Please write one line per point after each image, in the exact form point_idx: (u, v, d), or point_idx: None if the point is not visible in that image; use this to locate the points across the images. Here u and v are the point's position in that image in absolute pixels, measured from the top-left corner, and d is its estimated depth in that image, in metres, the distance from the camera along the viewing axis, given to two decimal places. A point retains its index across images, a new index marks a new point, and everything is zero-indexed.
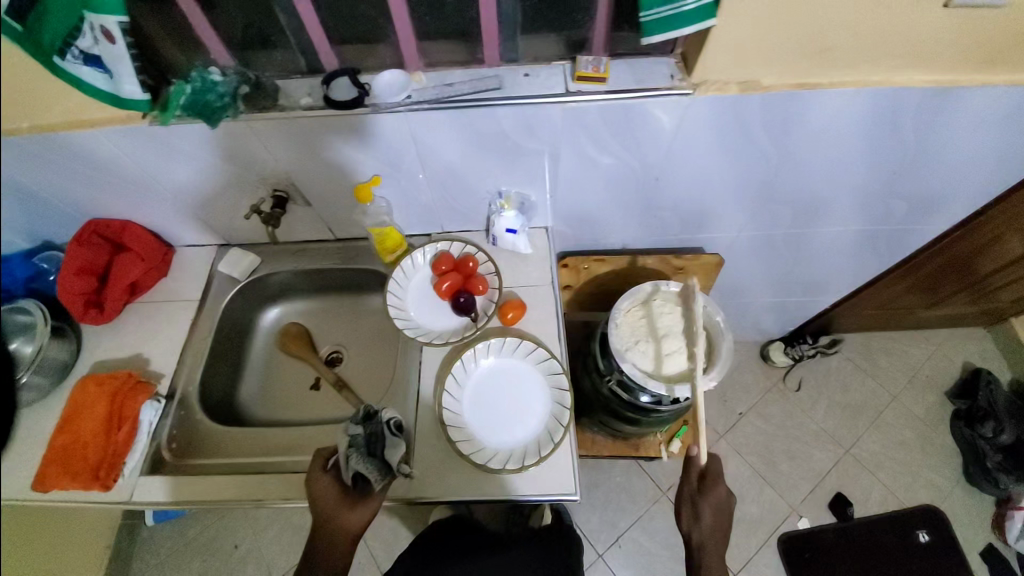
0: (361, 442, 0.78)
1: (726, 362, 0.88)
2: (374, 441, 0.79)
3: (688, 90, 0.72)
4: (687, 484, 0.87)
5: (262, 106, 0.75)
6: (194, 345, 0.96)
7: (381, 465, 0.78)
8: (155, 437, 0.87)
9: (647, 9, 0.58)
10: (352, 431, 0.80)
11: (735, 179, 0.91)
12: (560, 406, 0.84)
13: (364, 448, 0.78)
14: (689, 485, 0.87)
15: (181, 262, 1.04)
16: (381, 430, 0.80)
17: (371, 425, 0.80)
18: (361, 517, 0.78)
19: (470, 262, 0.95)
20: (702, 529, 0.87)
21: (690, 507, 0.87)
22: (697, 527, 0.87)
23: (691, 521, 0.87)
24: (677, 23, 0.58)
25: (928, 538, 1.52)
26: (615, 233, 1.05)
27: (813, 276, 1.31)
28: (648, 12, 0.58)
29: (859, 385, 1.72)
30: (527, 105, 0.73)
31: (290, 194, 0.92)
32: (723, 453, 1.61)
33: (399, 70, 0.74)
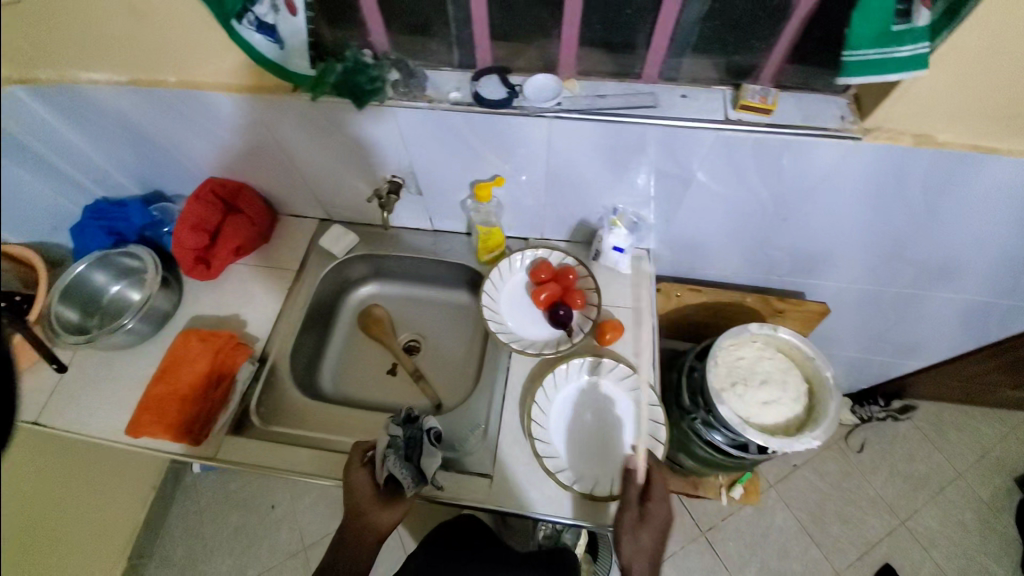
0: (399, 445, 0.77)
1: (832, 422, 0.83)
2: (412, 446, 0.79)
3: (857, 135, 0.68)
4: (626, 507, 0.74)
5: (413, 94, 0.75)
6: (289, 314, 0.97)
7: (417, 473, 0.77)
8: (244, 400, 0.88)
9: (854, 51, 0.62)
10: (391, 432, 0.79)
11: (867, 230, 0.85)
12: (653, 438, 0.81)
13: (401, 452, 0.77)
14: (629, 510, 0.73)
15: (283, 231, 1.06)
16: (420, 437, 0.80)
17: (410, 429, 0.80)
18: (389, 518, 0.77)
19: (571, 274, 0.93)
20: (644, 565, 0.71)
21: (633, 535, 0.72)
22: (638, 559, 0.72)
23: (632, 555, 0.72)
24: (888, 67, 0.60)
25: None
26: (717, 266, 1.02)
27: (908, 339, 1.24)
28: (854, 53, 0.62)
29: (924, 456, 1.63)
30: (680, 128, 0.70)
31: (405, 181, 0.92)
32: (771, 503, 1.55)
33: (551, 76, 0.73)
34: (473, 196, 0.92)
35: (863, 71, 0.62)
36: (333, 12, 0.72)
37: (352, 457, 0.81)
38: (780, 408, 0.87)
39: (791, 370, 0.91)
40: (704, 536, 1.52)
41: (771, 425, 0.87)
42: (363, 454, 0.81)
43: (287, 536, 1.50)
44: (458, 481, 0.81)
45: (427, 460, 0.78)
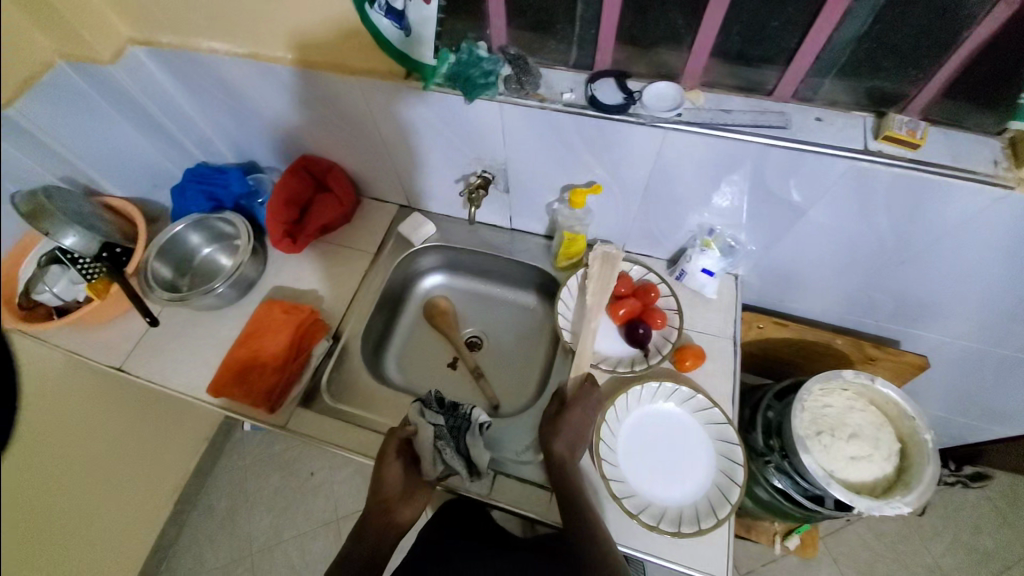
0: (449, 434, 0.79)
1: (928, 490, 0.76)
2: (457, 435, 0.81)
3: (1009, 184, 0.61)
4: (555, 407, 0.83)
5: (522, 91, 0.73)
6: (364, 296, 0.98)
7: (466, 457, 0.79)
8: (317, 375, 0.90)
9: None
10: (432, 421, 0.81)
11: (996, 286, 0.77)
12: (728, 479, 0.77)
13: (451, 442, 0.79)
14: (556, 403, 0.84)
15: (364, 213, 1.07)
16: (466, 425, 0.82)
17: (454, 420, 0.82)
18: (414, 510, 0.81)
19: (652, 291, 0.90)
20: (562, 448, 0.77)
21: (553, 420, 0.81)
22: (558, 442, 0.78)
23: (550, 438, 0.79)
24: None
25: None
26: (808, 301, 0.95)
27: (1005, 406, 1.13)
28: None
29: (994, 531, 1.49)
30: (810, 153, 0.65)
31: (495, 177, 0.91)
32: (817, 554, 1.46)
33: (675, 85, 0.69)
34: (563, 199, 0.89)
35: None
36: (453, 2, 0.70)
37: (387, 443, 0.81)
38: (867, 466, 0.81)
39: (882, 427, 0.84)
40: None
41: (855, 482, 0.81)
42: (396, 447, 0.80)
43: (322, 504, 1.52)
44: (520, 488, 0.80)
45: (473, 445, 0.80)
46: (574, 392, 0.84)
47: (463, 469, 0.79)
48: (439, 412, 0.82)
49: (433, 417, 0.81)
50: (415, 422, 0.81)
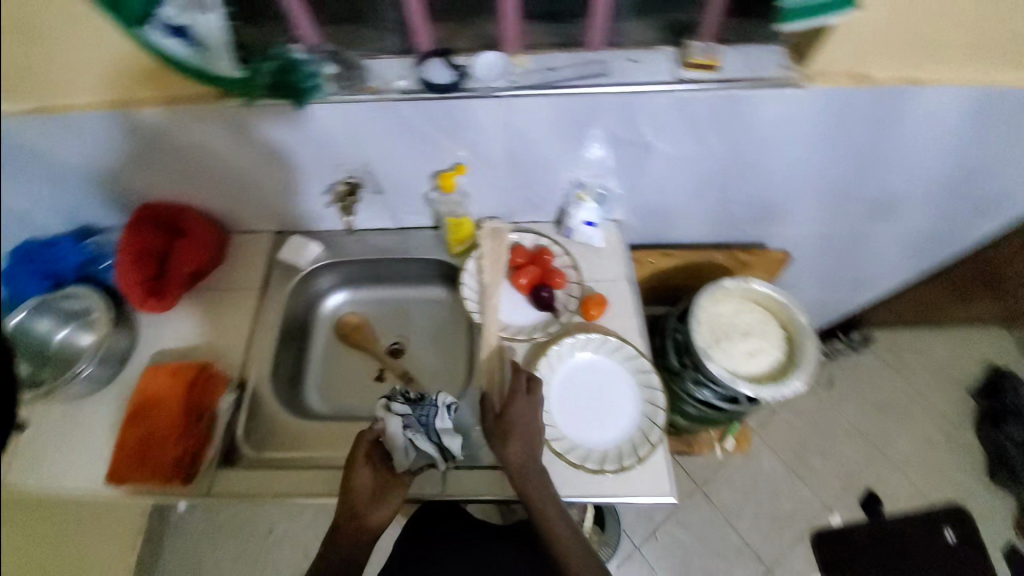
0: (421, 421, 0.80)
1: (812, 361, 0.87)
2: (427, 423, 0.80)
3: (799, 82, 0.70)
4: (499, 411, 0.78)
5: (354, 88, 0.72)
6: (261, 335, 0.92)
7: (438, 442, 0.80)
8: (230, 429, 0.84)
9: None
10: (399, 412, 0.81)
11: (818, 174, 0.89)
12: (652, 405, 0.82)
13: (423, 429, 0.80)
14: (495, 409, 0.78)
15: (237, 250, 1.01)
16: (434, 411, 0.81)
17: (422, 408, 0.82)
18: (387, 512, 0.75)
19: (547, 255, 0.93)
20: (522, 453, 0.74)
21: (499, 428, 0.76)
22: (512, 448, 0.74)
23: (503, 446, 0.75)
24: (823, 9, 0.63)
25: (954, 538, 1.58)
26: (684, 227, 1.04)
27: (861, 275, 1.31)
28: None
29: (886, 382, 1.75)
30: (634, 93, 0.71)
31: (363, 180, 0.87)
32: (756, 449, 1.65)
33: (500, 52, 0.71)
34: (436, 186, 0.89)
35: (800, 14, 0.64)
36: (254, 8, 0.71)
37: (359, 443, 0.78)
38: (763, 356, 0.91)
39: (767, 319, 0.94)
40: (699, 490, 1.62)
41: (757, 374, 0.90)
42: (367, 448, 0.77)
43: (290, 555, 1.45)
44: (469, 476, 0.81)
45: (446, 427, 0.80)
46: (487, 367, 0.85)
47: (438, 453, 0.79)
48: (408, 403, 0.82)
49: (402, 409, 0.81)
50: (383, 418, 0.80)
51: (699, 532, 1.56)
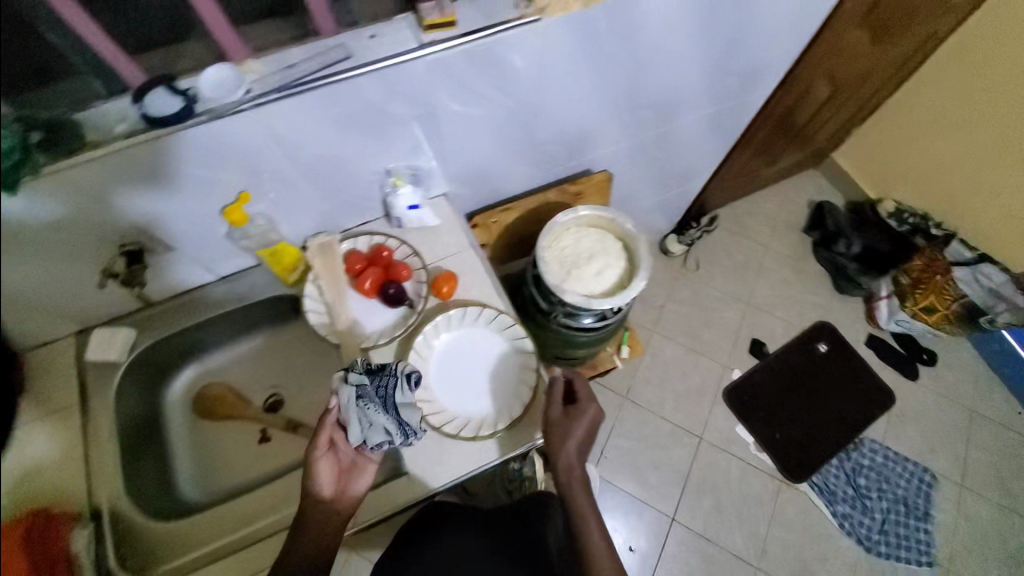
0: (372, 392, 0.72)
1: (647, 260, 0.97)
2: (384, 395, 0.73)
3: (535, 16, 0.73)
4: (559, 419, 0.79)
5: (71, 151, 0.61)
6: (99, 450, 0.81)
7: (395, 417, 0.73)
8: (100, 567, 0.74)
9: None
10: (354, 383, 0.73)
11: (598, 91, 0.95)
12: (523, 353, 0.86)
13: (379, 397, 0.73)
14: (562, 419, 0.78)
15: (37, 368, 0.85)
16: (393, 383, 0.73)
17: (381, 376, 0.74)
18: (356, 492, 0.74)
19: (384, 251, 0.91)
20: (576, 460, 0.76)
21: (562, 432, 0.77)
22: (572, 454, 0.76)
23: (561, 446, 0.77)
24: None
25: (826, 347, 1.84)
26: (511, 177, 1.08)
27: (681, 166, 1.46)
28: None
29: (740, 247, 1.99)
30: (387, 68, 0.68)
31: (143, 244, 0.77)
32: (658, 344, 1.82)
33: (222, 63, 0.64)
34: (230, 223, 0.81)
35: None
36: None
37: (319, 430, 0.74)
38: (611, 271, 0.98)
39: (605, 237, 1.01)
40: (626, 398, 1.75)
41: (610, 288, 0.97)
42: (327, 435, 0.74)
43: None
44: (378, 496, 0.78)
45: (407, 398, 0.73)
46: None
47: (393, 429, 0.72)
48: (365, 371, 0.75)
49: (360, 377, 0.74)
50: (338, 388, 0.73)
51: (637, 434, 1.70)
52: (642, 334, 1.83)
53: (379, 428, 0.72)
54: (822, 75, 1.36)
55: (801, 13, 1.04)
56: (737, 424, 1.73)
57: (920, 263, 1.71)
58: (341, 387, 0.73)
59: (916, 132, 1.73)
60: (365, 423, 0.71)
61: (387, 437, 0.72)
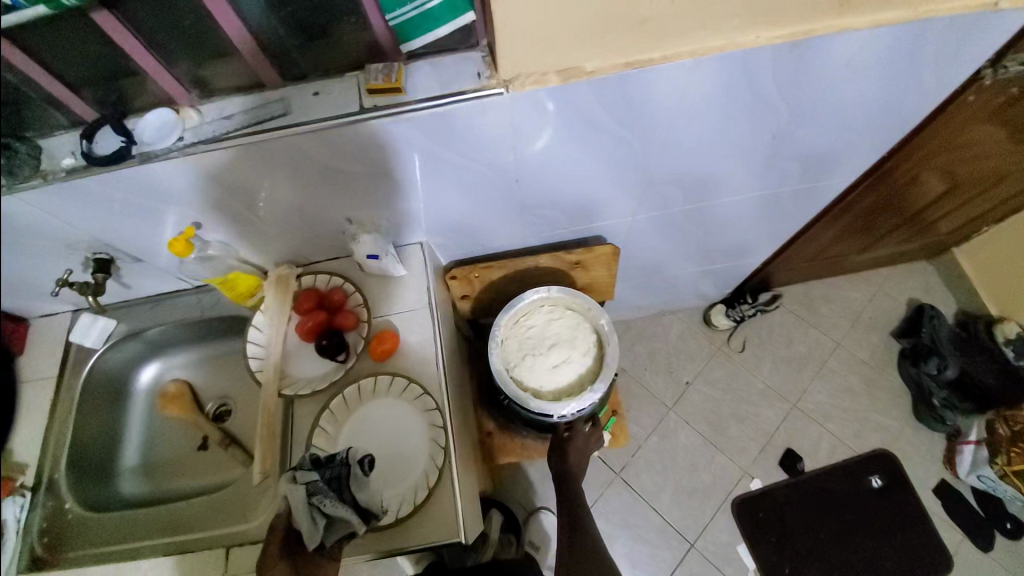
0: (326, 485, 0.70)
1: (612, 367, 0.86)
2: (339, 484, 0.72)
3: (499, 89, 0.64)
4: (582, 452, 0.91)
5: (23, 175, 0.64)
6: (56, 425, 0.89)
7: (354, 504, 0.72)
8: (26, 533, 0.82)
9: (392, 13, 0.61)
10: (305, 480, 0.70)
11: (600, 164, 0.83)
12: (435, 444, 0.79)
13: (334, 489, 0.71)
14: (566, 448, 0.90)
15: (35, 337, 0.95)
16: (346, 470, 0.73)
17: (330, 468, 0.72)
18: None
19: (337, 294, 0.89)
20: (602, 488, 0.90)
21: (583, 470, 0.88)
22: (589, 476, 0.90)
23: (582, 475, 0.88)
24: (429, 21, 0.62)
25: (880, 483, 1.51)
26: (501, 237, 1.00)
27: (728, 241, 1.26)
28: (395, 16, 0.61)
29: (803, 336, 1.69)
30: (322, 129, 0.63)
31: (112, 255, 0.83)
32: (673, 426, 1.60)
33: (166, 108, 0.64)
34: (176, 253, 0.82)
35: (414, 32, 0.63)
36: None
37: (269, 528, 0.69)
38: (570, 367, 0.87)
39: (577, 327, 0.90)
40: (620, 477, 1.55)
41: (565, 387, 0.86)
42: (276, 540, 0.68)
43: None
44: (253, 552, 0.77)
45: (360, 483, 0.74)
46: (266, 423, 0.81)
47: (357, 517, 0.70)
48: (311, 466, 0.72)
49: (309, 472, 0.71)
50: (288, 490, 0.69)
51: (623, 520, 1.50)
52: (656, 409, 1.62)
53: (342, 519, 0.69)
54: (935, 167, 1.08)
55: (891, 100, 0.81)
56: (741, 542, 1.47)
57: None
58: (297, 480, 0.70)
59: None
60: (326, 520, 0.68)
61: (352, 528, 0.70)
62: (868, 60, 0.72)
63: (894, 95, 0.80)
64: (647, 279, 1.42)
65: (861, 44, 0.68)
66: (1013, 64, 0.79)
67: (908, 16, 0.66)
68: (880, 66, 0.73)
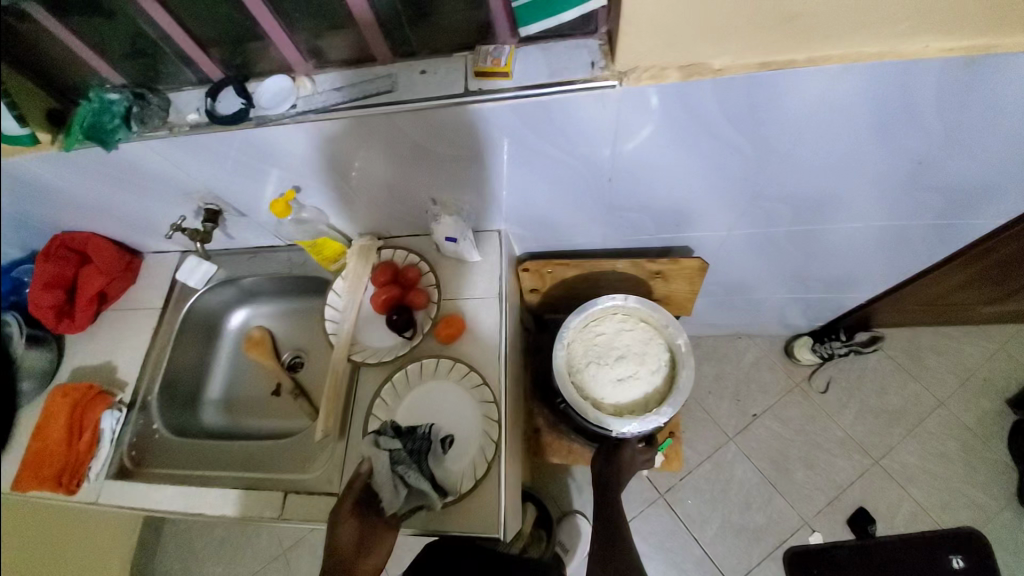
0: (409, 457, 0.72)
1: (683, 392, 0.80)
2: (419, 457, 0.74)
3: (611, 82, 0.60)
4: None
5: (152, 124, 0.70)
6: (155, 353, 0.99)
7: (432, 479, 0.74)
8: (118, 444, 0.90)
9: None
10: (388, 448, 0.73)
11: (704, 172, 0.76)
12: (487, 437, 0.78)
13: (417, 459, 0.73)
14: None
15: (146, 270, 1.06)
16: (426, 444, 0.75)
17: (412, 441, 0.75)
18: (379, 558, 0.70)
19: (411, 271, 0.90)
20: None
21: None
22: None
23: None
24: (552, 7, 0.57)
25: (963, 565, 1.32)
26: (581, 235, 0.96)
27: (831, 272, 1.13)
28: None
29: (900, 387, 1.49)
30: (423, 109, 0.63)
31: (222, 208, 0.89)
32: (730, 457, 1.49)
33: (284, 76, 0.67)
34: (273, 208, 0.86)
35: (535, 15, 0.58)
36: (50, 68, 0.67)
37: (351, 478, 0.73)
38: (636, 384, 0.82)
39: (650, 341, 0.85)
40: (663, 498, 1.48)
41: (627, 403, 0.82)
42: (353, 492, 0.71)
43: (267, 542, 1.38)
44: (307, 502, 0.81)
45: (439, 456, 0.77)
46: (333, 384, 0.85)
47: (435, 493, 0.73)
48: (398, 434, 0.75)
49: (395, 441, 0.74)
50: (373, 454, 0.72)
51: (659, 543, 1.43)
52: (714, 436, 1.52)
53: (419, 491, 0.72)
54: None
55: None
56: None
57: None
58: (383, 447, 0.73)
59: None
60: (404, 489, 0.71)
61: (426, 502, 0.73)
62: None
63: None
64: (727, 299, 1.32)
65: None
66: None
67: None
68: None
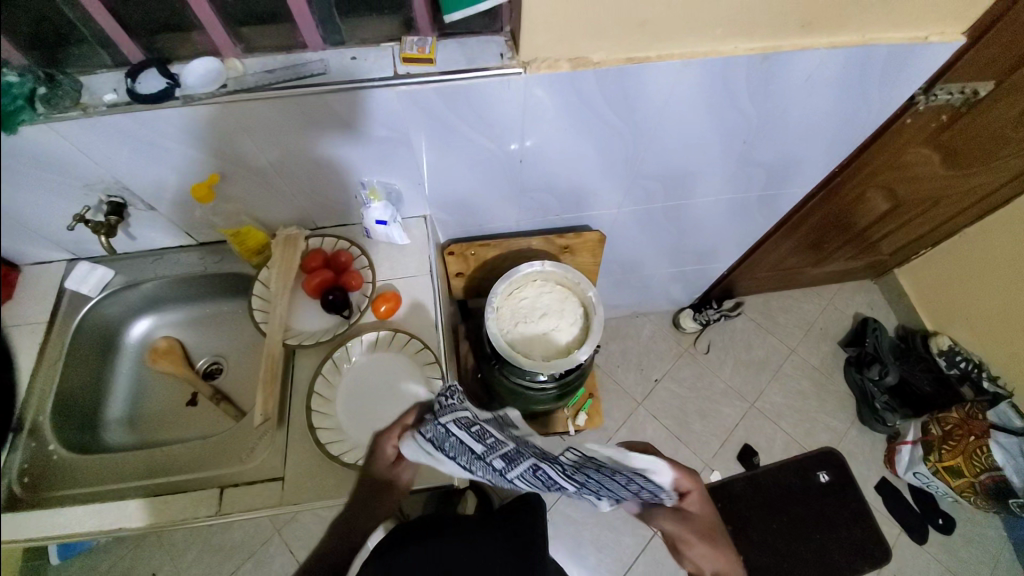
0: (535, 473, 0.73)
1: (598, 335, 0.95)
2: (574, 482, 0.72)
3: (518, 68, 0.73)
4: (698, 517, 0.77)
5: (62, 106, 0.69)
6: (44, 370, 0.88)
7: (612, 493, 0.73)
8: (4, 474, 0.81)
9: None
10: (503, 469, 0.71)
11: (596, 153, 0.93)
12: (432, 394, 0.85)
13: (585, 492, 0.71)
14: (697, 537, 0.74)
15: (26, 283, 0.95)
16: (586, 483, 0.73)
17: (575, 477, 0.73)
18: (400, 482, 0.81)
19: (343, 256, 0.94)
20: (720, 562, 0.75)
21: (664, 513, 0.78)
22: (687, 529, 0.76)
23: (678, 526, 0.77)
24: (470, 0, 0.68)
25: (828, 478, 1.63)
26: (498, 218, 1.08)
27: (701, 244, 1.38)
28: None
29: (761, 341, 1.82)
30: (357, 88, 0.71)
31: (125, 199, 0.86)
32: (641, 419, 1.69)
33: (212, 58, 0.71)
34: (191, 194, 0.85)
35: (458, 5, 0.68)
36: None
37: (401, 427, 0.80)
38: (559, 334, 0.97)
39: (567, 299, 1.00)
40: None
41: (554, 351, 0.96)
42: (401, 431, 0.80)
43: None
44: (249, 492, 0.80)
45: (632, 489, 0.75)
46: (270, 368, 0.85)
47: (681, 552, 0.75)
48: (498, 476, 0.71)
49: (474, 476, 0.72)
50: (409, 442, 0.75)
51: None
52: (626, 403, 1.71)
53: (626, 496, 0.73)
54: (879, 184, 1.23)
55: (843, 115, 0.95)
56: None
57: (956, 416, 1.46)
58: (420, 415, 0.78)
59: (973, 280, 1.53)
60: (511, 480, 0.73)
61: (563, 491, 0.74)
62: (824, 77, 0.85)
63: (846, 110, 0.94)
64: (625, 277, 1.52)
65: (820, 61, 0.81)
66: (940, 94, 0.94)
67: (858, 41, 0.80)
68: (835, 83, 0.87)
